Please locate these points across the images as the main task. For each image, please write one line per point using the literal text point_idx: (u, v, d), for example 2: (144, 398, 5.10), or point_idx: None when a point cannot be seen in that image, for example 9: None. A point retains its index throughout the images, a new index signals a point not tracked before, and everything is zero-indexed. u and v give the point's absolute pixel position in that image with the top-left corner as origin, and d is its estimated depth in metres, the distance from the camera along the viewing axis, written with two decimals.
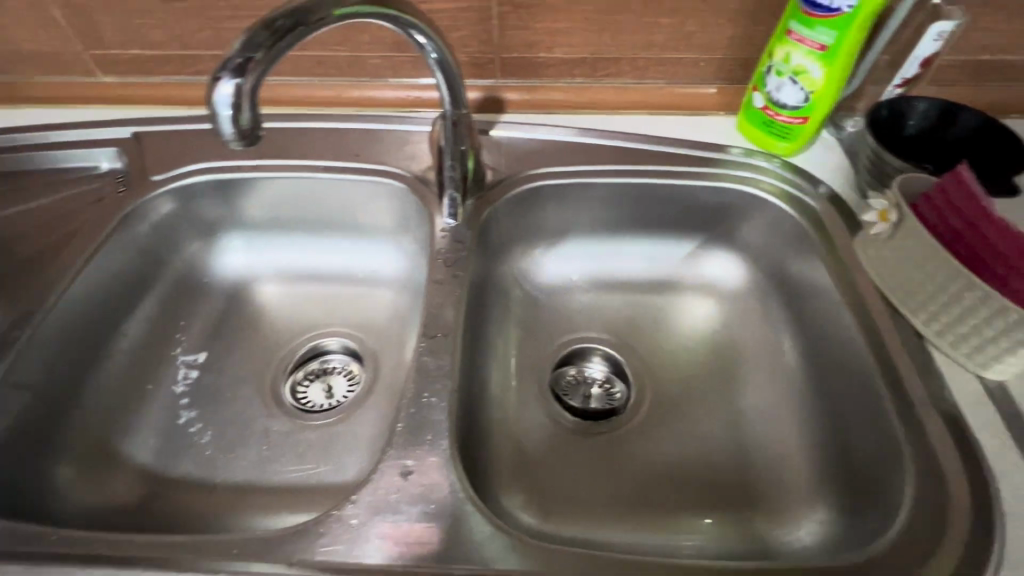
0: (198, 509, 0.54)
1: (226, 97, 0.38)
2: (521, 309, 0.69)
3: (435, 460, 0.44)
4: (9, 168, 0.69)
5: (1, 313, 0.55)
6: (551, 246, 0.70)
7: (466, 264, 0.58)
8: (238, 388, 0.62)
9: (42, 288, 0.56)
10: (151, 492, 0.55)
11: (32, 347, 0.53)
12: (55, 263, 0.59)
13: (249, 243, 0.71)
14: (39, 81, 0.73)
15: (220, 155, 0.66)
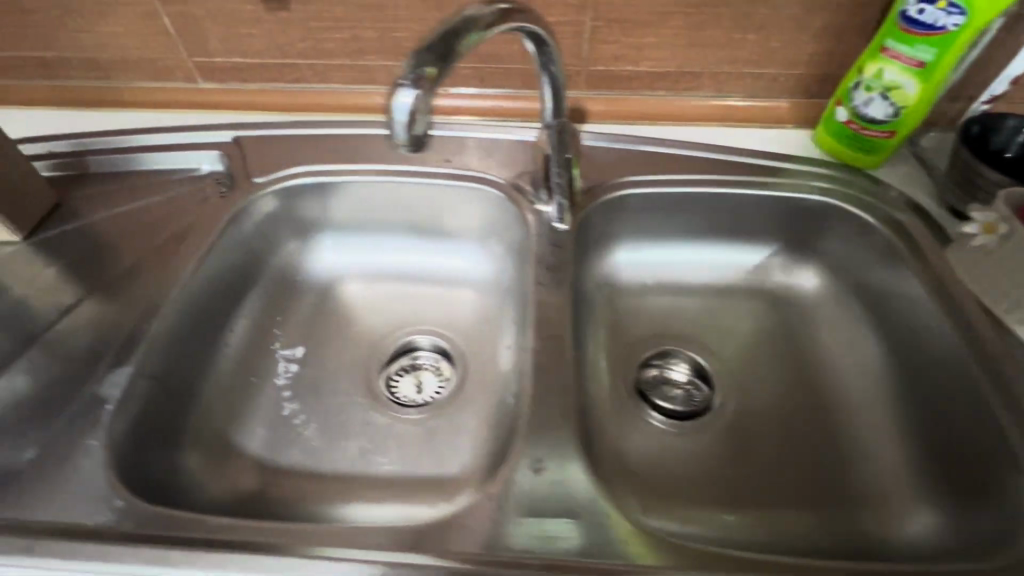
0: (314, 496, 0.58)
1: (405, 106, 0.42)
2: (603, 312, 0.71)
3: (568, 458, 0.46)
4: (118, 168, 0.74)
5: (130, 308, 0.59)
6: (631, 249, 0.72)
7: (565, 267, 0.60)
8: (337, 385, 0.66)
9: (164, 284, 0.60)
10: (268, 480, 0.59)
11: (157, 340, 0.57)
12: (173, 264, 0.62)
13: (339, 242, 0.75)
14: (142, 86, 0.77)
15: (320, 160, 0.71)
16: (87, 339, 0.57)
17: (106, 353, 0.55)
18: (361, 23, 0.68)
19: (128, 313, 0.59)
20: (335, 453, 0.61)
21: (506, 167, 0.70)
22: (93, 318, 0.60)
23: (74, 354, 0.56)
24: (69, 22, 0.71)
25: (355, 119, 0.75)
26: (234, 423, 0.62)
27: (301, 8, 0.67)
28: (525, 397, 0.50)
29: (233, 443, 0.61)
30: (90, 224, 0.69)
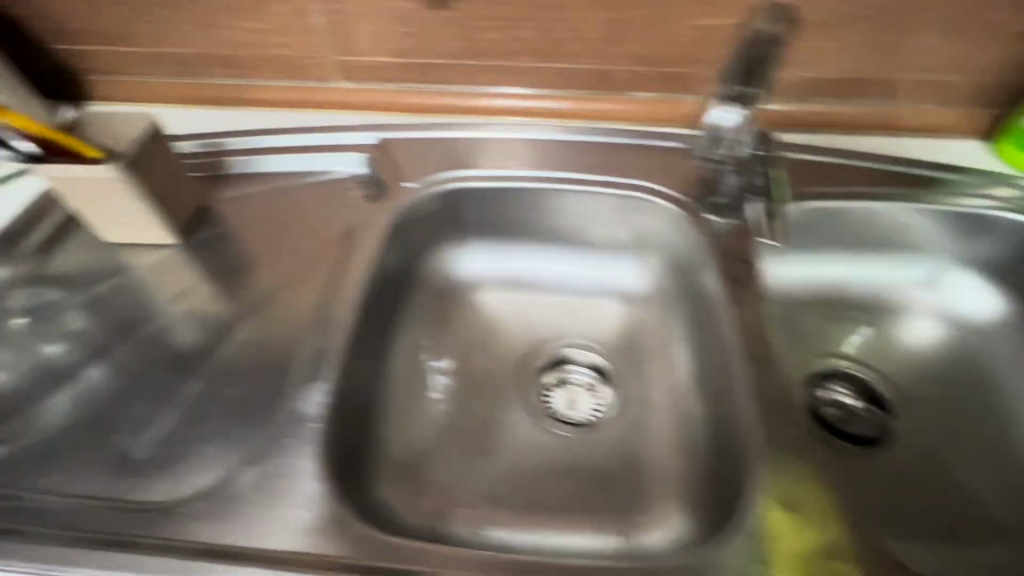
0: (489, 519, 0.56)
1: (722, 117, 0.57)
2: (775, 320, 0.67)
3: (792, 494, 0.47)
4: (256, 168, 0.72)
5: (305, 322, 0.58)
6: (794, 255, 0.68)
7: (751, 288, 0.59)
8: (499, 395, 0.65)
9: (338, 298, 0.59)
10: (443, 501, 0.57)
11: (342, 356, 0.55)
12: (337, 275, 0.61)
13: (479, 247, 0.72)
14: (278, 85, 0.75)
15: (474, 167, 0.70)
16: (263, 352, 0.56)
17: (292, 367, 0.54)
18: (523, 23, 0.65)
19: (303, 328, 0.57)
20: (506, 472, 0.59)
21: (668, 176, 0.67)
22: (263, 327, 0.58)
23: (256, 367, 0.55)
24: (214, 18, 0.69)
25: (498, 122, 0.73)
26: (399, 439, 0.60)
27: (463, 7, 0.64)
28: (752, 433, 0.51)
29: (409, 455, 0.60)
30: (236, 227, 0.67)
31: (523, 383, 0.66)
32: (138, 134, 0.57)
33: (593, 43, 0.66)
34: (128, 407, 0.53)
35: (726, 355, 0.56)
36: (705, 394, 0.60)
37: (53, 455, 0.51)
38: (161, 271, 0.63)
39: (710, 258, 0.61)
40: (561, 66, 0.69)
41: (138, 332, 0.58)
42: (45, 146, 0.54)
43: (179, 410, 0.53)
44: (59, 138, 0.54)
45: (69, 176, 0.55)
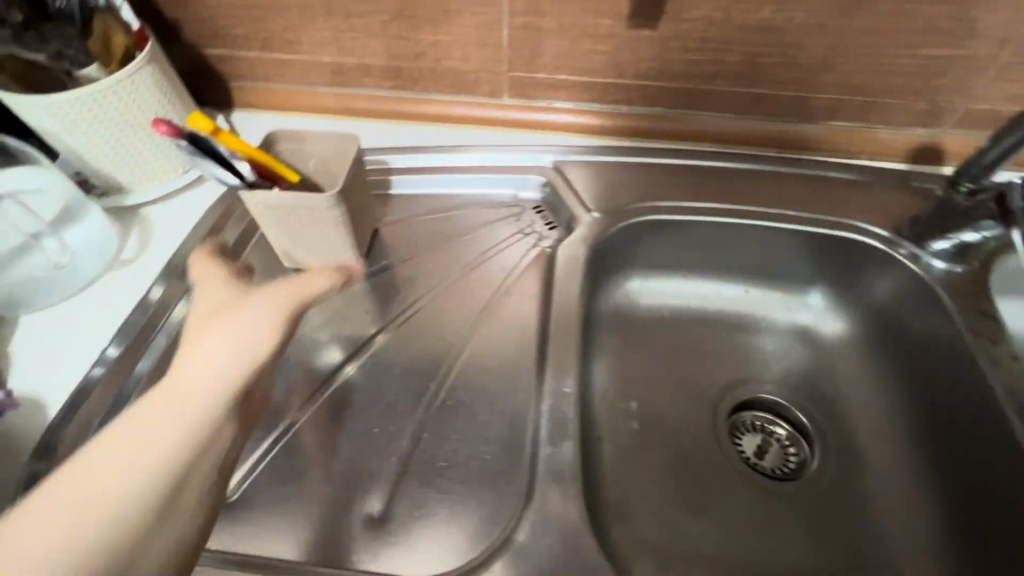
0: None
1: None
2: None
3: None
4: (426, 189, 0.68)
5: (516, 363, 0.55)
6: None
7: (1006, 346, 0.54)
8: (696, 440, 0.62)
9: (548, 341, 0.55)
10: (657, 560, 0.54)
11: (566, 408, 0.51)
12: (539, 313, 0.58)
13: (655, 280, 0.69)
14: (441, 98, 0.71)
15: (664, 196, 0.65)
16: (484, 397, 0.53)
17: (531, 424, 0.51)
18: (731, 45, 0.61)
19: (515, 371, 0.55)
20: (719, 526, 0.56)
21: (875, 217, 0.62)
22: (472, 367, 0.55)
23: (478, 413, 0.52)
24: (393, 27, 0.65)
25: (678, 147, 0.69)
26: (609, 485, 0.58)
27: (672, 26, 0.60)
28: None
29: (620, 505, 0.57)
30: (415, 254, 0.63)
31: (719, 429, 0.63)
32: (348, 161, 0.55)
33: (802, 68, 0.62)
34: (352, 454, 0.50)
35: (986, 412, 0.52)
36: (930, 451, 0.56)
37: (281, 505, 0.47)
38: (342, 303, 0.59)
39: (949, 305, 0.56)
40: (756, 91, 0.65)
41: (337, 372, 0.55)
42: (255, 171, 0.51)
43: (410, 461, 0.50)
44: (272, 164, 0.52)
45: (281, 203, 0.51)
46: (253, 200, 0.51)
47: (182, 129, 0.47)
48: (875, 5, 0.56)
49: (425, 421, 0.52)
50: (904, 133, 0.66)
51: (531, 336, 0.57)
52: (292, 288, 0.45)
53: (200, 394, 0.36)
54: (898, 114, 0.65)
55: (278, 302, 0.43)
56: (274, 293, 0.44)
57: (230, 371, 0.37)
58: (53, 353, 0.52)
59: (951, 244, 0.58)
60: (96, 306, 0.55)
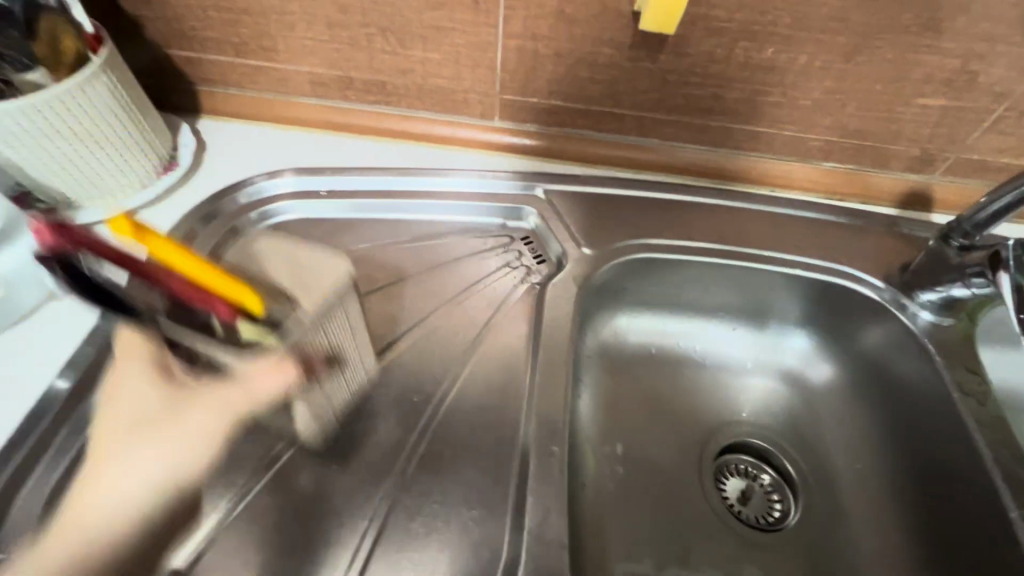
0: None
1: None
2: None
3: None
4: (407, 213, 0.64)
5: (500, 408, 0.53)
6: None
7: (994, 406, 0.54)
8: (681, 486, 0.60)
9: (533, 384, 0.53)
10: None
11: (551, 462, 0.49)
12: (525, 355, 0.56)
13: (642, 316, 0.67)
14: (426, 116, 0.67)
15: (657, 232, 0.63)
16: (466, 446, 0.50)
17: (515, 477, 0.49)
18: (731, 82, 0.59)
19: (499, 416, 0.52)
20: None
21: (864, 263, 0.62)
22: (454, 412, 0.52)
23: (457, 465, 0.50)
24: (378, 41, 0.60)
25: (672, 181, 0.67)
26: (593, 535, 0.56)
27: (672, 59, 0.58)
28: None
29: (603, 557, 0.55)
30: (393, 286, 0.59)
31: (703, 473, 0.61)
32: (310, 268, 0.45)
33: (800, 109, 0.61)
34: (323, 510, 0.47)
35: (972, 470, 0.52)
36: (910, 501, 0.57)
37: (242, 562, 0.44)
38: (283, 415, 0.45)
39: (938, 359, 0.56)
40: (754, 128, 0.63)
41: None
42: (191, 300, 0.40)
43: (384, 519, 0.47)
44: (219, 281, 0.41)
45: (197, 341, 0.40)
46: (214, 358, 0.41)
47: (85, 230, 0.38)
48: (877, 51, 0.55)
49: (404, 473, 0.49)
50: (896, 177, 0.66)
51: (515, 380, 0.54)
52: (241, 399, 0.40)
53: (171, 446, 0.40)
54: (892, 159, 0.64)
55: (222, 406, 0.40)
56: (218, 397, 0.40)
57: (186, 430, 0.40)
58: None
59: (942, 299, 0.58)
60: (35, 339, 0.51)
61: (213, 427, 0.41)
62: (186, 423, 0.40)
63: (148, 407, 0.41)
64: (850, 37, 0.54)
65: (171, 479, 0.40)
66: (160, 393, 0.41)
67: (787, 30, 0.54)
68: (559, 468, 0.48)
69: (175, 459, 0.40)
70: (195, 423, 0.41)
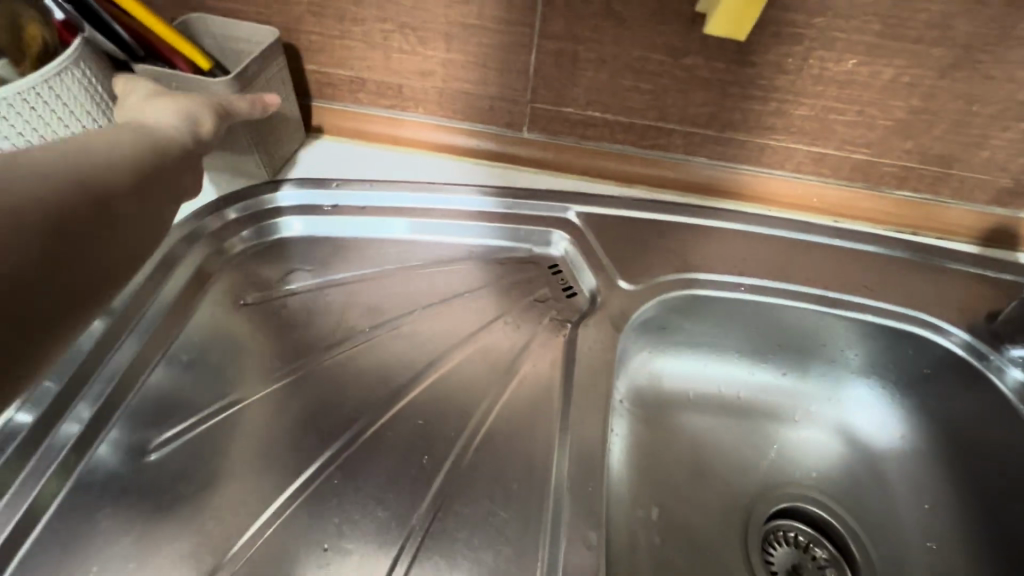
0: None
1: None
2: None
3: None
4: (422, 233, 0.56)
5: (524, 469, 0.45)
6: None
7: None
8: (724, 558, 0.52)
9: (561, 440, 0.46)
10: None
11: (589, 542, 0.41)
12: (552, 404, 0.48)
13: (681, 358, 0.59)
14: (446, 123, 0.59)
15: (706, 266, 0.55)
16: (484, 514, 0.43)
17: (541, 557, 0.41)
18: (799, 98, 0.51)
19: (523, 479, 0.45)
20: None
21: (943, 309, 0.54)
22: (471, 472, 0.45)
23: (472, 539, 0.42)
24: (395, 38, 0.53)
25: (721, 206, 0.60)
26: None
27: (733, 68, 0.50)
28: None
29: None
30: (404, 318, 0.52)
31: (749, 543, 0.53)
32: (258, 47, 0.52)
33: (876, 131, 0.53)
34: None
35: None
36: None
37: None
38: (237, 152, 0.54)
39: None
40: (820, 150, 0.55)
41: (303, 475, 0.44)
42: (153, 46, 0.48)
43: None
44: (173, 41, 0.48)
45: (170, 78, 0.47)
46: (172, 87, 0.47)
47: None
48: (979, 67, 0.47)
49: (413, 546, 0.42)
50: (980, 212, 0.57)
51: (542, 435, 0.47)
52: (218, 98, 0.47)
53: (168, 115, 0.44)
54: (975, 190, 0.56)
55: (205, 104, 0.46)
56: (200, 97, 0.46)
57: (184, 112, 0.44)
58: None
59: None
60: None
61: (183, 106, 0.45)
62: (165, 120, 0.44)
63: (148, 109, 0.44)
64: (948, 49, 0.46)
65: (167, 137, 0.43)
66: (154, 85, 0.46)
67: (873, 40, 0.46)
68: (595, 552, 0.40)
69: (162, 125, 0.43)
70: (195, 102, 0.45)
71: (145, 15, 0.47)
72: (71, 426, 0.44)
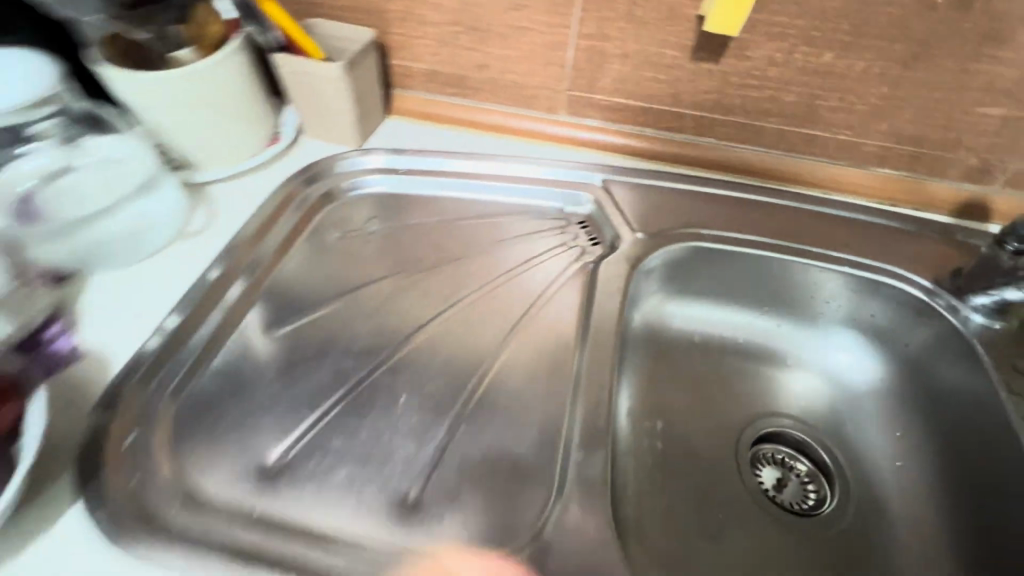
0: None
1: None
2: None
3: None
4: (476, 193, 0.70)
5: (555, 366, 0.56)
6: None
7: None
8: (717, 464, 0.62)
9: (586, 344, 0.57)
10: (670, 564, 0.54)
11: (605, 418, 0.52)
12: (574, 325, 0.59)
13: (688, 304, 0.70)
14: (498, 109, 0.73)
15: (709, 224, 0.67)
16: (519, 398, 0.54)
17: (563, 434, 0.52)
18: (788, 86, 0.63)
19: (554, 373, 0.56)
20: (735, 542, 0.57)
21: (915, 264, 0.63)
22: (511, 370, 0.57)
23: (505, 414, 0.52)
24: (463, 38, 0.68)
25: (727, 179, 0.70)
26: (632, 512, 0.56)
27: (733, 62, 0.62)
28: None
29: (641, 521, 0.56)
30: (460, 255, 0.65)
31: (740, 455, 0.63)
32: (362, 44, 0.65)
33: (856, 114, 0.63)
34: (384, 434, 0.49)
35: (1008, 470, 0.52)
36: (954, 503, 0.57)
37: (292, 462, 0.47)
38: (335, 127, 0.68)
39: (984, 359, 0.56)
40: (808, 132, 0.66)
41: (356, 378, 0.54)
42: (286, 40, 0.62)
43: None
44: (299, 38, 0.61)
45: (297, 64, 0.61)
46: (295, 70, 0.63)
47: None
48: (936, 59, 0.57)
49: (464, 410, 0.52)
50: (954, 187, 0.66)
51: (565, 349, 0.58)
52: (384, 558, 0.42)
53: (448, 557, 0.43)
54: (948, 167, 0.65)
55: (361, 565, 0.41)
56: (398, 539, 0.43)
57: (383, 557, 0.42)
58: (103, 298, 0.54)
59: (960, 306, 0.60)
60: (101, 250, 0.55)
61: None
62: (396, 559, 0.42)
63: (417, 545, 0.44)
64: (909, 45, 0.57)
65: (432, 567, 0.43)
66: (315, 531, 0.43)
67: (847, 37, 0.58)
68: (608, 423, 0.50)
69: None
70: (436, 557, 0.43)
71: (281, 14, 0.60)
72: (204, 330, 0.53)
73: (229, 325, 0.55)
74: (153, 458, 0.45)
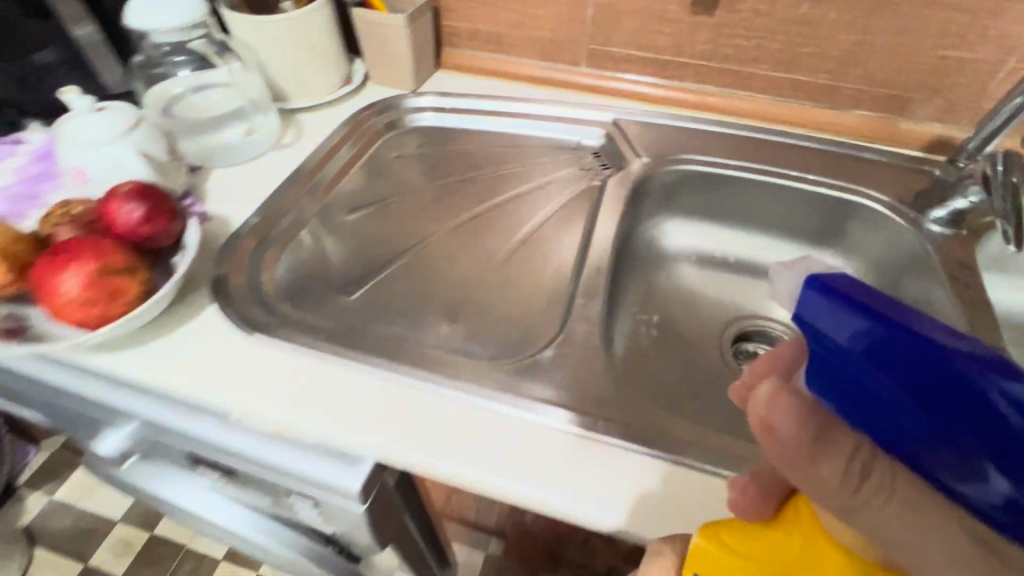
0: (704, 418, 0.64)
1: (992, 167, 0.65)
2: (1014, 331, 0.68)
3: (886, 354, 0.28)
4: (508, 128, 0.84)
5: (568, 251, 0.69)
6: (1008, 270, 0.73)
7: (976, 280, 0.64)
8: (703, 347, 0.74)
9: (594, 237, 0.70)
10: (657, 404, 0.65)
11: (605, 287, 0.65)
12: (584, 223, 0.72)
13: (685, 224, 0.82)
14: (529, 63, 0.88)
15: (705, 151, 0.78)
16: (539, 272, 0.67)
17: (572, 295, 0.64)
18: (772, 35, 0.75)
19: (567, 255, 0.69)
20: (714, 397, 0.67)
21: (882, 186, 0.73)
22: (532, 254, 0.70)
23: (524, 281, 0.65)
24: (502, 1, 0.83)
25: (723, 119, 0.82)
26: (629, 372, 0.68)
27: (725, 15, 0.75)
28: None
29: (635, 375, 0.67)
30: (494, 173, 0.79)
31: (723, 344, 0.74)
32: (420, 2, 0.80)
33: (831, 60, 0.75)
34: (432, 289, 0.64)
35: None
36: None
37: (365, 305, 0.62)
38: (397, 73, 0.84)
39: (934, 258, 0.67)
40: (792, 77, 0.78)
41: (410, 251, 0.68)
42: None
43: None
44: None
45: (368, 15, 0.77)
46: (368, 23, 0.79)
47: None
48: (896, 8, 0.69)
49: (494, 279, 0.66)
50: (923, 126, 0.76)
51: (578, 238, 0.70)
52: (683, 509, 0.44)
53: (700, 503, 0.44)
54: (916, 108, 0.76)
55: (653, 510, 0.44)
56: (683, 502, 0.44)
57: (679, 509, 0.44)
58: (220, 183, 0.70)
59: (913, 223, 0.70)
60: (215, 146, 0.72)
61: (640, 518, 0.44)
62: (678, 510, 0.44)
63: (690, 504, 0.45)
64: None
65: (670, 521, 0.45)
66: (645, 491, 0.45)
67: None
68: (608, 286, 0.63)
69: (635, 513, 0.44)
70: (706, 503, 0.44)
71: None
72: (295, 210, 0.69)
73: (312, 209, 0.71)
74: (260, 285, 0.60)
